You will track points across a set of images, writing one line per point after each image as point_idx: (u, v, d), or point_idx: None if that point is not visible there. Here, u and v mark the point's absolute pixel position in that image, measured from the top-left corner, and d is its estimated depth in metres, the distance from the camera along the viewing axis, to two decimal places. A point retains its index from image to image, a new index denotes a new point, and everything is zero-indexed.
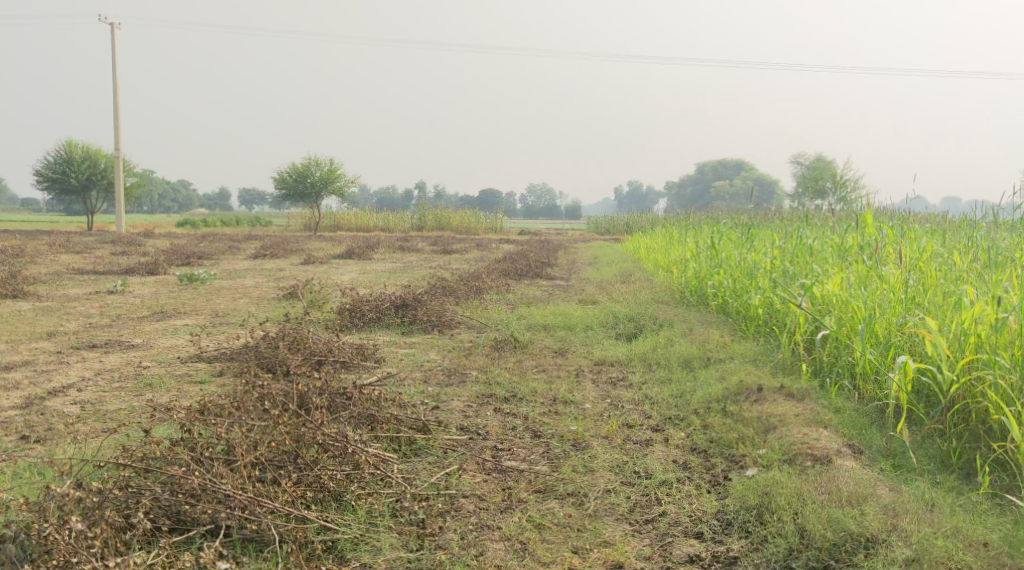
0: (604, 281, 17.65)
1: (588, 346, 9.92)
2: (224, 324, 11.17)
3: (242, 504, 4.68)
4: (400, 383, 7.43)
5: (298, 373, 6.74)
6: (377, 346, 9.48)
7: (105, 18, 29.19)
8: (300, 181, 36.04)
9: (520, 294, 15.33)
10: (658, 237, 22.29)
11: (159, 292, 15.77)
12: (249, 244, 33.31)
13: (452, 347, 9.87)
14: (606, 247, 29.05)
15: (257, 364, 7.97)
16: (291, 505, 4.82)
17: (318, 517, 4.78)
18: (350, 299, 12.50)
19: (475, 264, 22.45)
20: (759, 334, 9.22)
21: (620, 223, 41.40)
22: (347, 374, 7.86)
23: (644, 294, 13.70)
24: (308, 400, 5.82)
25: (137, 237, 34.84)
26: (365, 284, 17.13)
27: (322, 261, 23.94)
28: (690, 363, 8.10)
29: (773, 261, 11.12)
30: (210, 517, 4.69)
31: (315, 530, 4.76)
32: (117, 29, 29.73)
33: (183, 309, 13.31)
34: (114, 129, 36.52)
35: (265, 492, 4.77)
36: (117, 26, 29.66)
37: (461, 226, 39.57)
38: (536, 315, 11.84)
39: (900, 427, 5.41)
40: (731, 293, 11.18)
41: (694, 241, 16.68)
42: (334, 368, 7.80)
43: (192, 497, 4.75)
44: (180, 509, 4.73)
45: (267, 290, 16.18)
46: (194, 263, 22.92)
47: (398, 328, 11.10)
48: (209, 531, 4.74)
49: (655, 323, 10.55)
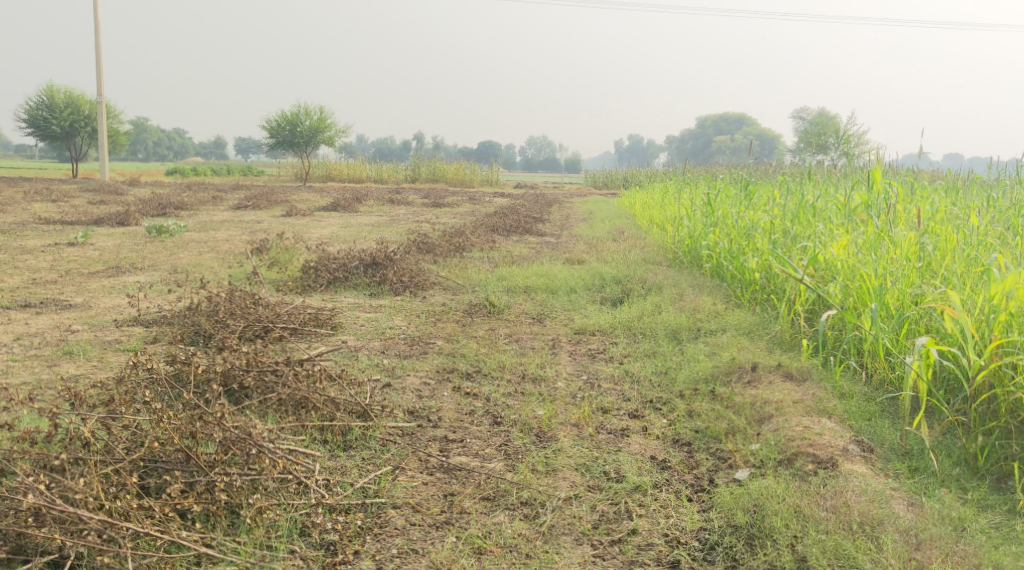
0: (595, 238, 16.80)
1: (569, 311, 9.11)
2: (179, 283, 10.32)
3: (101, 527, 3.97)
4: (351, 357, 6.61)
5: (229, 345, 5.94)
6: (338, 310, 8.64)
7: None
8: (289, 130, 34.90)
9: (505, 252, 14.44)
10: (655, 193, 21.39)
11: (123, 245, 14.90)
12: (235, 194, 32.34)
13: (422, 312, 9.02)
14: (602, 202, 28.14)
15: (194, 331, 7.14)
16: (169, 525, 4.10)
17: (198, 542, 4.06)
18: (318, 256, 11.65)
19: (464, 219, 21.49)
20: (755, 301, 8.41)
21: (618, 177, 40.37)
22: (294, 346, 7.04)
23: (635, 254, 12.84)
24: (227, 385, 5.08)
25: (120, 186, 33.80)
26: (344, 238, 16.22)
27: (304, 214, 23.03)
28: (677, 334, 7.29)
29: (772, 221, 10.29)
30: (59, 543, 4.00)
31: (192, 559, 4.05)
32: None
33: (141, 264, 12.44)
34: (96, 73, 35.30)
35: (136, 509, 4.07)
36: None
37: (455, 179, 38.49)
38: (518, 276, 10.98)
39: (918, 421, 4.62)
40: (726, 253, 10.36)
41: (691, 197, 15.75)
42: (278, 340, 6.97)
43: (40, 516, 4.05)
44: (23, 530, 4.03)
45: (238, 245, 15.28)
46: (169, 214, 21.98)
47: (367, 290, 10.25)
48: (56, 560, 4.05)
49: (643, 287, 9.71)
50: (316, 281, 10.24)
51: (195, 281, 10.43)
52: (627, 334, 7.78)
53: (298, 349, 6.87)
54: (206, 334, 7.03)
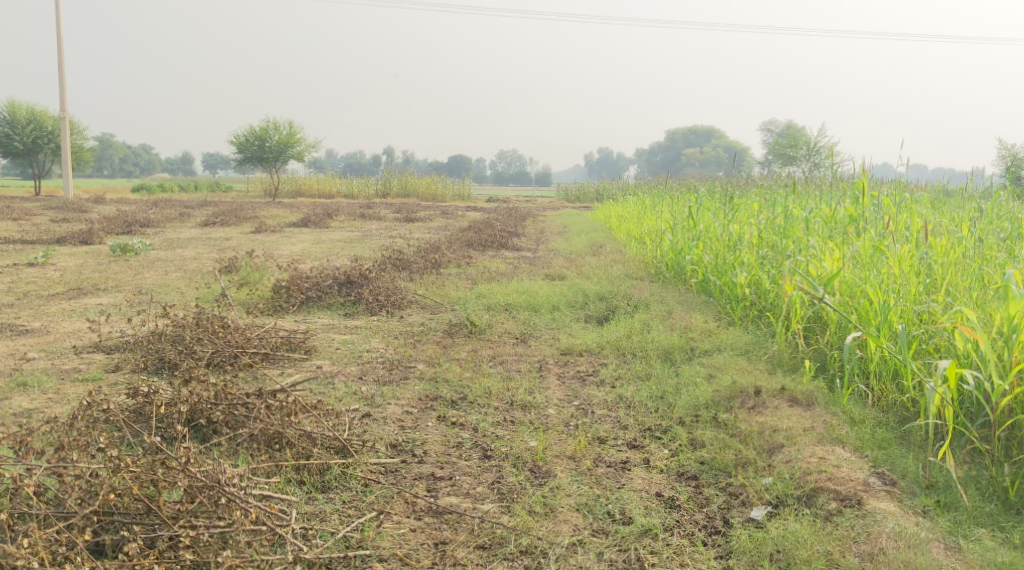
0: (573, 253, 16.48)
1: (553, 331, 8.76)
2: (144, 304, 9.86)
3: None
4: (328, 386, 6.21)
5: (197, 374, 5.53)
6: (312, 333, 8.24)
7: None
8: (258, 145, 34.35)
9: (482, 268, 14.08)
10: (631, 206, 21.12)
11: (85, 265, 14.36)
12: (203, 211, 31.74)
13: (399, 334, 8.63)
14: (576, 216, 27.87)
15: (158, 359, 6.69)
16: None
17: None
18: (290, 275, 11.22)
19: (438, 234, 21.11)
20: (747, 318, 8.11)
21: (591, 191, 40.15)
22: (266, 374, 6.62)
23: (616, 269, 12.53)
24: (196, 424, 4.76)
25: (84, 203, 33.07)
26: (316, 256, 15.79)
27: (274, 230, 22.53)
28: (670, 355, 6.95)
29: (758, 234, 10.01)
30: None
31: None
32: None
33: (103, 285, 11.93)
34: (59, 89, 34.56)
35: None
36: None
37: (427, 194, 38.08)
38: (497, 293, 10.62)
39: (942, 451, 4.35)
40: (711, 268, 10.07)
41: (670, 210, 15.48)
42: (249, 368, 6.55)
43: None
44: None
45: (206, 263, 14.80)
46: (134, 232, 21.39)
47: (341, 310, 9.84)
48: None
49: (629, 303, 9.38)
50: (288, 301, 9.82)
51: (160, 303, 9.98)
52: (617, 355, 7.42)
53: (271, 378, 6.46)
54: (170, 362, 6.60)
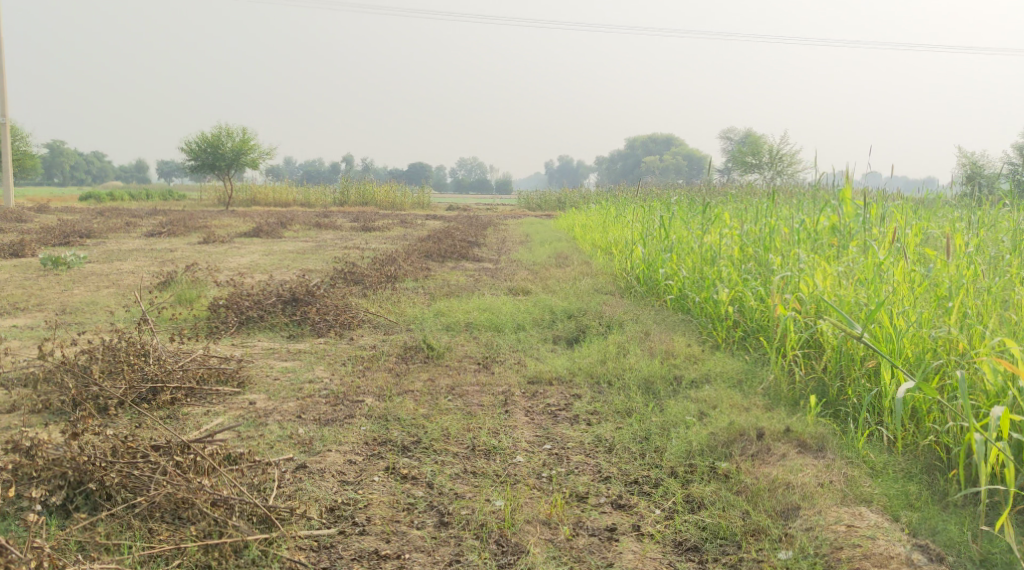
0: (536, 264, 15.69)
1: (519, 354, 7.95)
2: (65, 327, 8.92)
3: None
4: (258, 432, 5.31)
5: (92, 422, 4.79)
6: (247, 361, 7.38)
7: None
8: (210, 152, 33.18)
9: (442, 281, 13.23)
10: (595, 215, 20.40)
11: (10, 281, 13.27)
12: (152, 220, 30.51)
13: (347, 359, 7.75)
14: (537, 224, 27.13)
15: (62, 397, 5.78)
16: None
17: None
18: (230, 292, 10.28)
19: (395, 244, 20.19)
20: (734, 344, 7.36)
21: (552, 198, 39.40)
22: (187, 420, 5.72)
23: (584, 282, 11.75)
24: (90, 492, 4.28)
25: (26, 213, 31.69)
26: (263, 269, 14.82)
27: (222, 241, 21.52)
28: (652, 386, 6.16)
29: (739, 248, 9.28)
30: None
31: None
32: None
33: (25, 304, 10.90)
34: (2, 93, 33.08)
35: None
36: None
37: (385, 202, 37.12)
38: (457, 310, 9.78)
39: (1001, 523, 3.99)
40: (687, 284, 9.33)
41: (640, 219, 14.73)
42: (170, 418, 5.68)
43: None
44: None
45: (144, 278, 13.78)
46: (73, 244, 20.26)
47: (284, 331, 8.92)
48: None
49: (600, 322, 8.59)
50: (224, 323, 8.89)
51: (83, 325, 9.03)
52: (593, 385, 6.60)
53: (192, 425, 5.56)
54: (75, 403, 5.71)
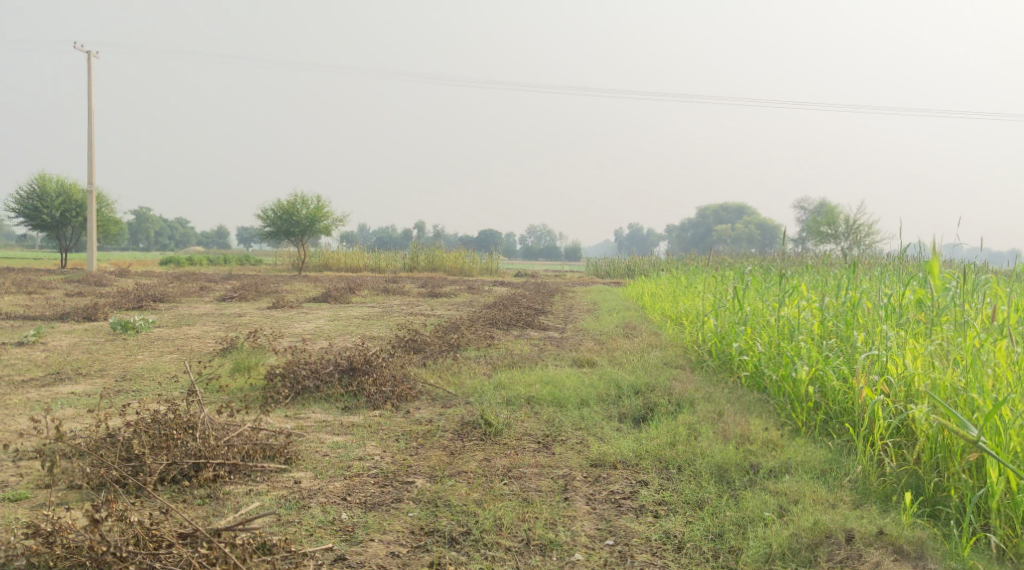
0: (603, 333, 15.26)
1: (581, 432, 7.52)
2: (121, 395, 8.77)
3: None
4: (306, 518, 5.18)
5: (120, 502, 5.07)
6: (297, 435, 7.05)
7: (79, 48, 26.82)
8: (284, 219, 33.68)
9: (506, 351, 12.88)
10: (665, 284, 19.92)
11: (78, 345, 13.33)
12: (225, 285, 30.95)
13: (401, 434, 7.38)
14: (606, 292, 26.74)
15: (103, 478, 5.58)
16: None
17: None
18: (289, 360, 10.08)
19: (460, 311, 19.94)
20: (816, 430, 6.84)
21: (621, 265, 38.93)
22: (229, 506, 5.48)
23: (653, 354, 11.27)
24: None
25: (106, 277, 32.48)
26: (326, 335, 14.65)
27: (291, 306, 21.58)
28: (726, 476, 5.68)
29: (817, 323, 8.77)
30: None
31: None
32: (96, 58, 27.51)
33: (88, 369, 10.86)
34: (88, 160, 34.17)
35: None
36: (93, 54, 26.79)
37: (454, 268, 37.14)
38: (519, 383, 9.37)
39: None
40: (764, 359, 8.81)
41: (712, 289, 14.23)
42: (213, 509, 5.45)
43: None
44: None
45: (207, 343, 13.70)
46: (145, 307, 20.52)
47: (339, 403, 8.62)
48: None
49: (669, 399, 8.10)
50: (278, 393, 8.63)
51: (139, 392, 8.88)
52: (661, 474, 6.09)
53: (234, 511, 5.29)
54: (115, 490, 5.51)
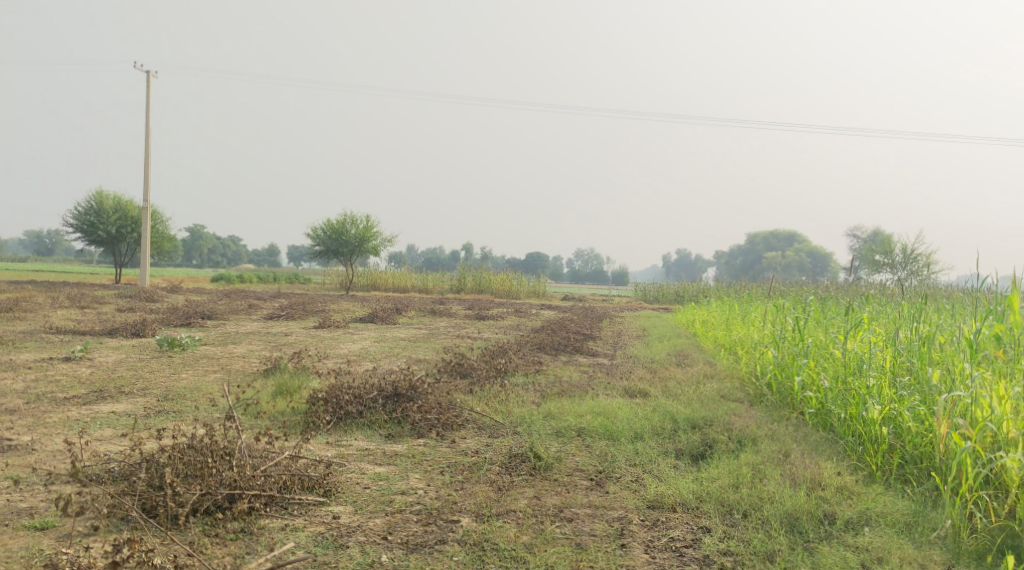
0: (655, 361, 14.81)
1: (637, 469, 7.11)
2: (162, 416, 8.54)
3: None
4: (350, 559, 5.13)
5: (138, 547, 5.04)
6: (337, 465, 6.72)
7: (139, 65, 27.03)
8: (334, 238, 33.67)
9: (554, 378, 12.48)
10: (718, 311, 19.38)
11: (123, 362, 13.19)
12: (273, 303, 30.96)
13: (446, 466, 7.02)
14: (655, 318, 26.25)
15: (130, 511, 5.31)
16: None
17: None
18: (332, 383, 9.81)
19: (507, 335, 19.58)
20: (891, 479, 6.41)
21: (670, 290, 38.30)
22: (265, 544, 5.27)
23: (709, 386, 10.79)
24: None
25: (157, 292, 32.71)
26: (372, 357, 14.40)
27: (337, 326, 21.40)
28: (797, 525, 5.37)
29: (887, 357, 8.31)
30: None
31: None
32: (153, 76, 27.66)
33: (130, 387, 10.68)
34: (144, 176, 34.51)
35: None
36: (153, 73, 26.95)
37: (501, 290, 36.82)
38: (570, 413, 8.97)
39: None
40: (830, 396, 8.32)
41: (770, 319, 13.73)
42: (247, 545, 5.25)
43: None
44: None
45: (251, 363, 13.49)
46: (193, 324, 20.46)
47: (382, 430, 8.30)
48: None
49: (729, 436, 7.63)
50: (320, 418, 8.34)
51: (180, 413, 8.64)
52: (727, 522, 5.66)
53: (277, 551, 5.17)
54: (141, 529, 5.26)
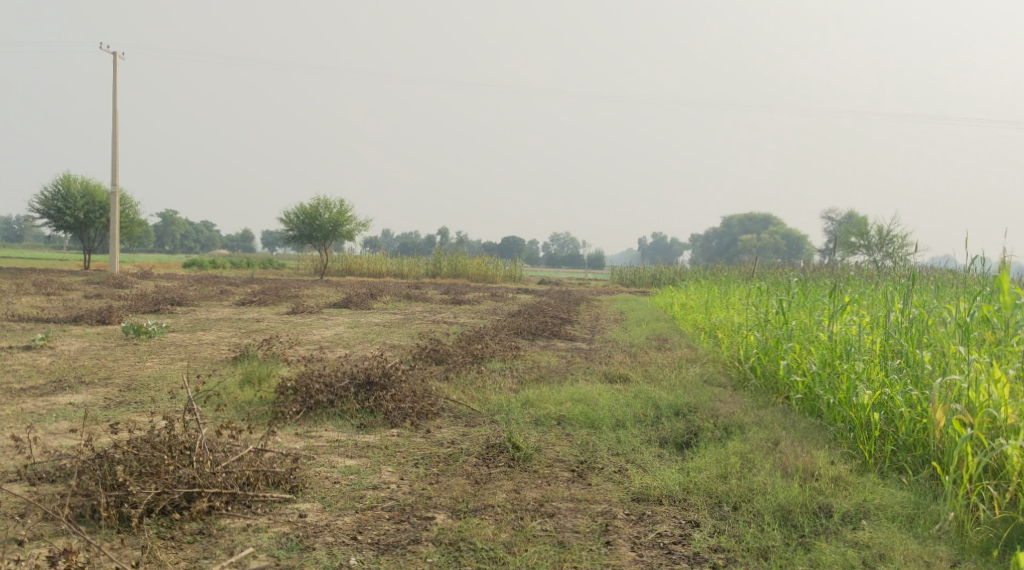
0: (634, 345, 14.57)
1: (619, 458, 6.82)
2: (123, 407, 8.14)
3: None
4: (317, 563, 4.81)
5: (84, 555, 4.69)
6: (302, 458, 6.34)
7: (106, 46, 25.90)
8: (307, 222, 33.17)
9: (532, 363, 12.17)
10: (696, 294, 19.16)
11: (86, 350, 12.75)
12: (246, 288, 30.48)
13: (420, 458, 6.69)
14: (633, 301, 26.05)
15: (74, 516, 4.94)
16: None
17: None
18: (302, 370, 9.46)
19: (484, 320, 19.27)
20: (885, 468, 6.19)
21: (647, 274, 38.13)
22: (225, 548, 4.94)
23: (691, 370, 10.54)
24: None
25: (127, 278, 32.09)
26: (345, 344, 14.05)
27: (310, 311, 20.99)
28: (792, 518, 5.14)
29: (875, 339, 8.09)
30: None
31: None
32: (122, 58, 26.57)
33: (92, 377, 10.28)
34: (112, 160, 33.80)
35: None
36: (122, 54, 26.24)
37: (477, 274, 36.47)
38: (549, 399, 8.65)
39: None
40: (817, 380, 8.09)
41: (751, 302, 13.51)
42: (206, 549, 4.92)
43: None
44: None
45: (220, 351, 13.10)
46: (162, 311, 19.98)
47: (354, 420, 7.97)
48: None
49: (715, 423, 7.35)
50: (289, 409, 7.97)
51: (142, 404, 8.25)
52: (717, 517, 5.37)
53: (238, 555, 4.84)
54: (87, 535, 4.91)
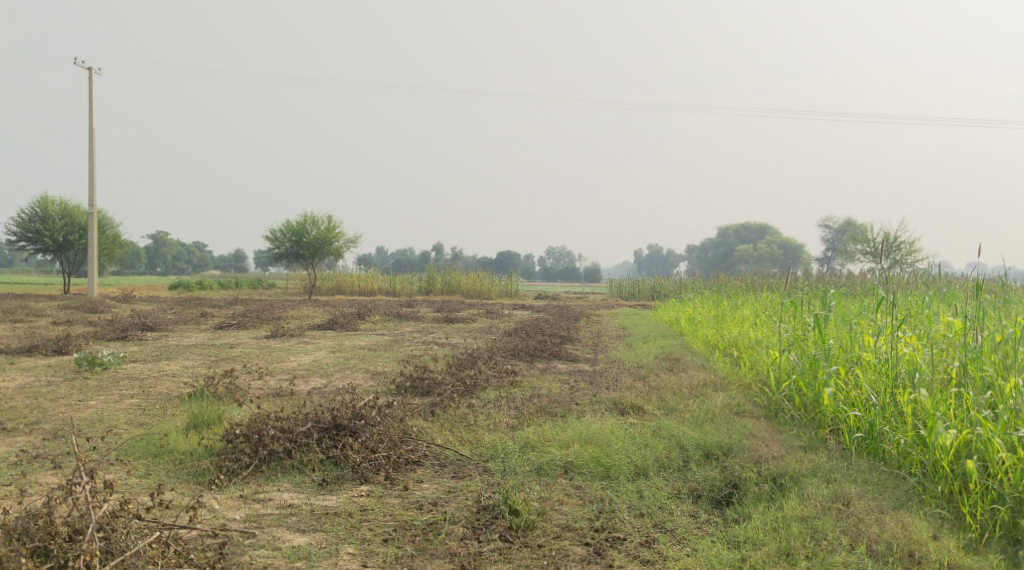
0: (642, 366, 13.15)
1: (645, 522, 5.41)
2: (35, 462, 6.65)
3: None
4: None
5: None
6: (232, 537, 4.99)
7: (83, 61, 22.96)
8: (294, 240, 31.73)
9: (532, 392, 10.72)
10: (704, 308, 17.76)
11: (28, 387, 11.26)
12: (229, 310, 29.02)
13: (392, 531, 5.24)
14: (634, 315, 24.74)
15: None
16: None
17: None
18: (262, 409, 8.02)
19: (477, 340, 17.86)
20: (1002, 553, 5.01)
21: (646, 286, 36.73)
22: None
23: (714, 397, 9.11)
24: None
25: (104, 303, 30.56)
26: (323, 372, 12.62)
27: (291, 334, 19.54)
28: None
29: (945, 359, 6.71)
30: None
31: None
32: (95, 74, 23.32)
33: (20, 421, 8.80)
34: (89, 180, 32.38)
35: None
36: (100, 68, 24.65)
37: (472, 290, 35.03)
38: (552, 440, 7.18)
39: None
40: (875, 412, 6.70)
41: (771, 317, 12.13)
42: None
43: None
44: None
45: (179, 384, 11.62)
46: (130, 338, 18.47)
47: (316, 475, 6.52)
48: None
49: (759, 472, 5.89)
50: (234, 462, 6.52)
51: (63, 458, 6.77)
52: None
53: None
54: None
